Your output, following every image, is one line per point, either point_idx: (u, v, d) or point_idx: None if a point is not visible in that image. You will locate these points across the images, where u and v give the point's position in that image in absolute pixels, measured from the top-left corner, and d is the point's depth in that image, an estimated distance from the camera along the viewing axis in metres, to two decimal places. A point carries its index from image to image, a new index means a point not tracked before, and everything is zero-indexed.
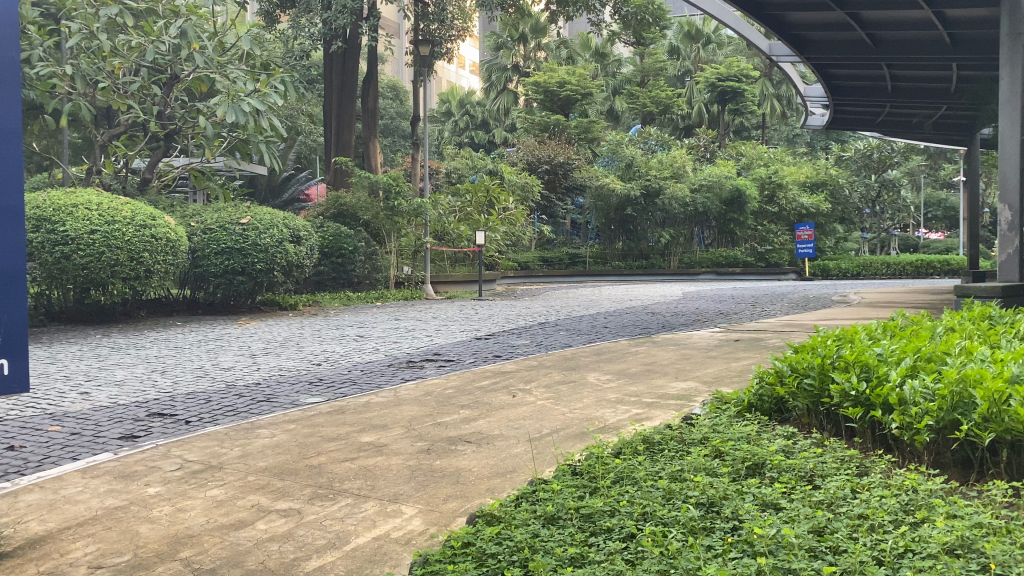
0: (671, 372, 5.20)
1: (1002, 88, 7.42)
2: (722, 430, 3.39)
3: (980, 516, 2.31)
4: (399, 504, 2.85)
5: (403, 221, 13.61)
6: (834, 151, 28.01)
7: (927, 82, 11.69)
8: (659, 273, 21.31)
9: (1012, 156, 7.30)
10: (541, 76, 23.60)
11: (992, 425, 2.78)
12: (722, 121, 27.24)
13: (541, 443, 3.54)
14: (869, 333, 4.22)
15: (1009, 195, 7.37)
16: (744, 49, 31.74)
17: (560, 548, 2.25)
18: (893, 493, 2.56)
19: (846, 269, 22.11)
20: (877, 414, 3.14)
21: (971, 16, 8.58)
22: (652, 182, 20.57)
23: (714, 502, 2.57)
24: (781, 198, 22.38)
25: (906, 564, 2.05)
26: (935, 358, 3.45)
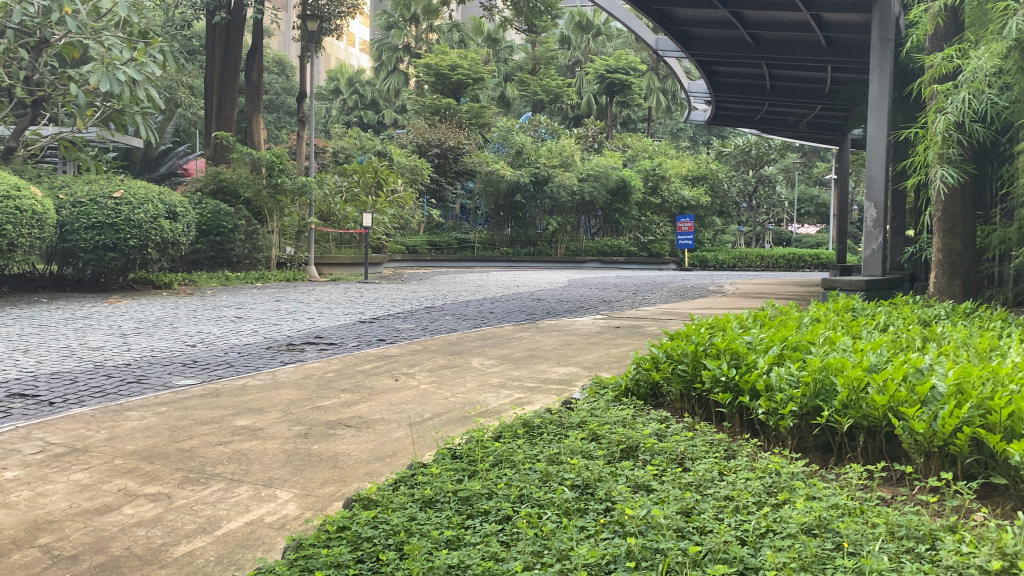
0: (554, 357, 5.28)
1: (872, 91, 7.76)
2: (598, 413, 3.46)
3: (837, 497, 2.44)
4: (273, 488, 2.80)
5: (287, 200, 13.37)
6: (715, 146, 28.92)
7: (805, 82, 12.15)
8: (547, 260, 21.59)
9: (879, 156, 7.62)
10: (433, 58, 23.44)
11: (850, 412, 2.93)
12: (610, 112, 27.74)
13: (422, 427, 3.54)
14: (740, 322, 4.38)
15: (875, 192, 7.68)
16: (632, 43, 32.34)
17: (435, 530, 2.25)
18: (757, 476, 2.67)
19: (723, 261, 22.87)
20: (746, 400, 3.28)
21: (847, 20, 8.92)
22: (541, 171, 20.77)
23: (588, 484, 2.63)
24: (663, 190, 22.97)
25: (766, 543, 2.15)
26: (800, 347, 3.61)
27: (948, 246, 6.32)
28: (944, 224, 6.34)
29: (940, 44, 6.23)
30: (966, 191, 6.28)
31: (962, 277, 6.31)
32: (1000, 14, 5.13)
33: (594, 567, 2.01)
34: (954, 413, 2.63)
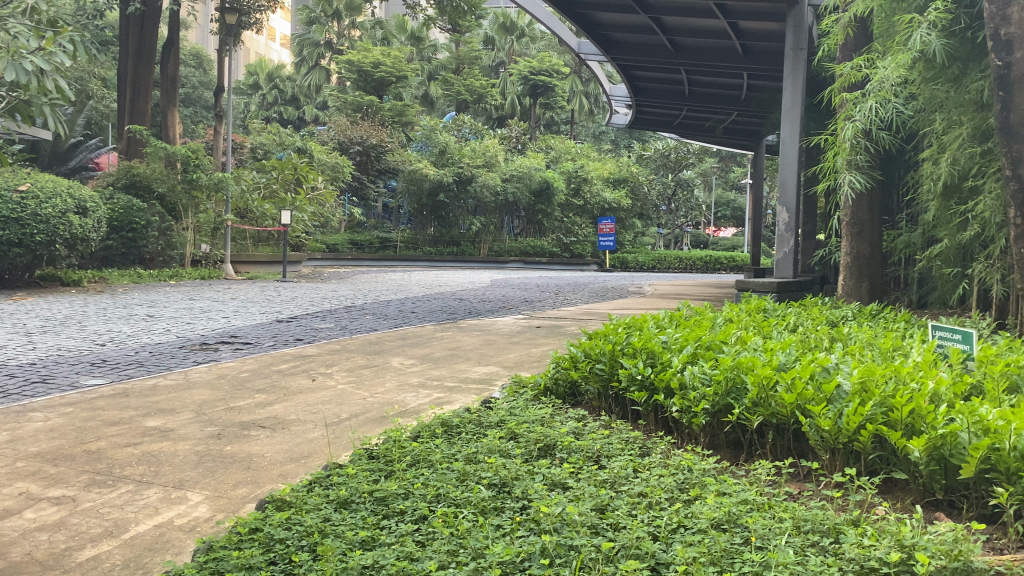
0: (474, 356, 5.29)
1: (785, 98, 7.97)
2: (517, 413, 3.47)
3: (746, 493, 2.50)
4: (184, 491, 2.74)
5: (202, 197, 13.03)
6: (636, 150, 29.32)
7: (721, 87, 12.41)
8: (469, 260, 21.61)
9: (791, 161, 7.82)
10: (355, 54, 23.19)
11: (760, 409, 3.01)
12: (533, 114, 27.91)
13: (338, 427, 3.51)
14: (657, 322, 4.46)
15: (787, 196, 7.89)
16: (556, 45, 32.55)
17: (350, 531, 2.23)
18: (671, 472, 2.72)
19: (643, 262, 23.22)
20: (660, 398, 3.34)
21: (763, 29, 9.13)
22: (465, 171, 20.76)
23: (505, 483, 2.64)
24: (585, 191, 23.21)
25: (678, 538, 2.19)
26: (713, 346, 3.69)
27: (856, 249, 6.53)
28: (852, 228, 6.55)
29: (850, 53, 6.49)
30: (874, 197, 6.49)
31: (870, 280, 6.53)
32: (905, 25, 5.30)
33: (509, 564, 2.02)
34: (857, 410, 2.72)
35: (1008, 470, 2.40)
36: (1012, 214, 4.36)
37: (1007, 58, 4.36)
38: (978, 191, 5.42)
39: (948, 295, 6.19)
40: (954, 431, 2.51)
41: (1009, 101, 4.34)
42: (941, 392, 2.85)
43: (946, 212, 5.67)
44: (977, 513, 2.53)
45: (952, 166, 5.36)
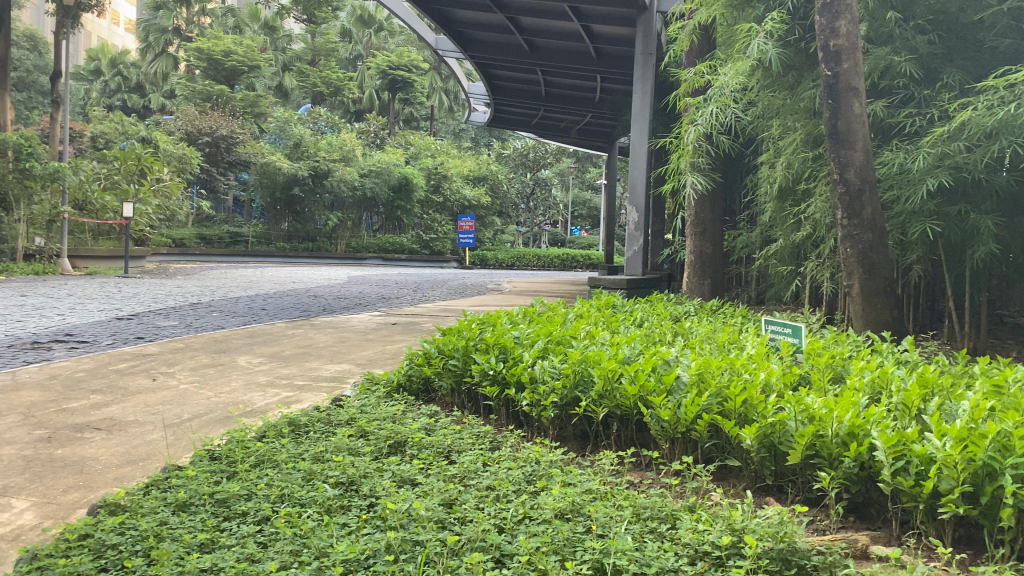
0: (327, 354, 5.21)
1: (635, 101, 8.20)
2: (369, 410, 3.45)
3: (590, 483, 2.58)
4: (7, 498, 2.59)
5: (36, 186, 12.22)
6: (494, 148, 29.52)
7: (575, 90, 12.66)
8: (326, 256, 21.27)
9: (641, 162, 8.06)
10: (204, 42, 22.17)
11: (605, 401, 3.11)
12: (392, 109, 27.66)
13: (178, 429, 3.38)
14: (510, 318, 4.51)
15: (637, 196, 8.12)
16: (414, 41, 32.36)
17: (188, 534, 2.17)
18: (519, 465, 2.77)
19: (502, 259, 23.50)
20: (511, 392, 3.39)
21: (615, 33, 9.35)
22: (321, 164, 20.36)
23: (353, 481, 2.61)
24: (445, 188, 23.27)
25: (523, 529, 2.23)
26: (563, 341, 3.77)
27: (700, 248, 6.82)
28: (696, 227, 6.84)
29: (694, 60, 6.79)
30: (715, 198, 6.78)
31: (712, 277, 6.84)
32: (745, 33, 5.51)
33: (354, 562, 2.00)
34: (695, 401, 2.84)
35: (830, 454, 2.55)
36: (840, 216, 4.64)
37: (835, 68, 4.63)
38: (810, 194, 5.74)
39: (783, 292, 6.56)
40: (783, 419, 2.66)
41: (838, 109, 4.61)
42: (772, 382, 3.02)
43: (781, 213, 5.98)
44: (802, 497, 2.69)
45: (787, 170, 5.66)
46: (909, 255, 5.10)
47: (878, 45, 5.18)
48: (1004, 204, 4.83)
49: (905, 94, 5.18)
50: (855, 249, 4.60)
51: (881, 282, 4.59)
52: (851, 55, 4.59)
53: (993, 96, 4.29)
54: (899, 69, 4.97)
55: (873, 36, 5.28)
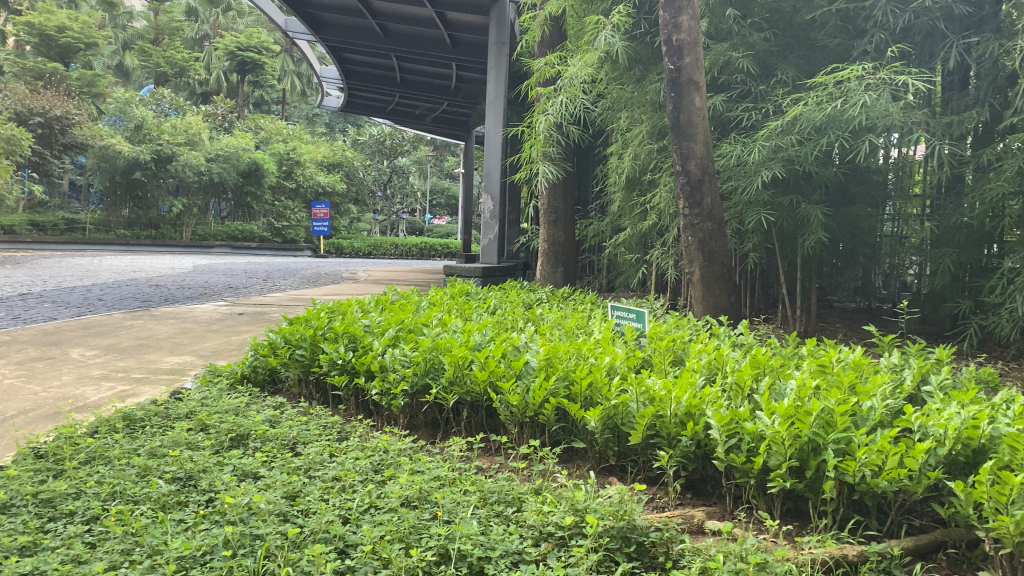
0: (167, 345, 5.01)
1: (489, 89, 8.22)
2: (211, 403, 3.33)
3: (439, 470, 2.58)
4: None
5: None
6: (350, 135, 29.03)
7: (431, 77, 12.58)
8: (171, 244, 20.46)
9: (495, 150, 8.08)
10: (35, 16, 20.72)
11: (456, 388, 3.11)
12: (241, 91, 26.78)
13: (1, 427, 3.17)
14: (361, 306, 4.45)
15: (492, 184, 8.13)
16: (264, 23, 31.41)
17: (6, 538, 2.04)
18: (366, 455, 2.74)
19: (358, 247, 23.32)
20: (360, 381, 3.34)
21: (469, 21, 9.34)
22: (165, 148, 19.51)
23: (191, 476, 2.53)
24: (298, 174, 22.80)
25: (367, 519, 2.21)
26: (415, 329, 3.75)
27: (553, 237, 6.93)
28: (548, 217, 6.93)
29: (545, 50, 6.85)
30: (567, 187, 6.89)
31: (564, 265, 6.98)
32: (592, 25, 5.60)
33: (189, 559, 1.94)
34: (543, 385, 2.88)
35: (669, 433, 2.65)
36: (682, 206, 4.81)
37: (678, 62, 4.78)
38: (655, 185, 5.93)
39: (631, 279, 6.76)
40: (625, 401, 2.73)
41: (680, 102, 4.77)
42: (616, 365, 3.10)
43: (629, 203, 6.16)
44: (643, 476, 2.78)
45: (634, 160, 5.84)
46: (747, 243, 5.35)
47: (718, 41, 5.38)
48: (832, 195, 5.13)
49: (743, 89, 5.41)
50: (695, 237, 4.78)
51: (719, 269, 4.78)
52: (693, 50, 4.74)
53: (822, 91, 4.54)
54: (736, 64, 5.17)
55: (714, 33, 5.48)
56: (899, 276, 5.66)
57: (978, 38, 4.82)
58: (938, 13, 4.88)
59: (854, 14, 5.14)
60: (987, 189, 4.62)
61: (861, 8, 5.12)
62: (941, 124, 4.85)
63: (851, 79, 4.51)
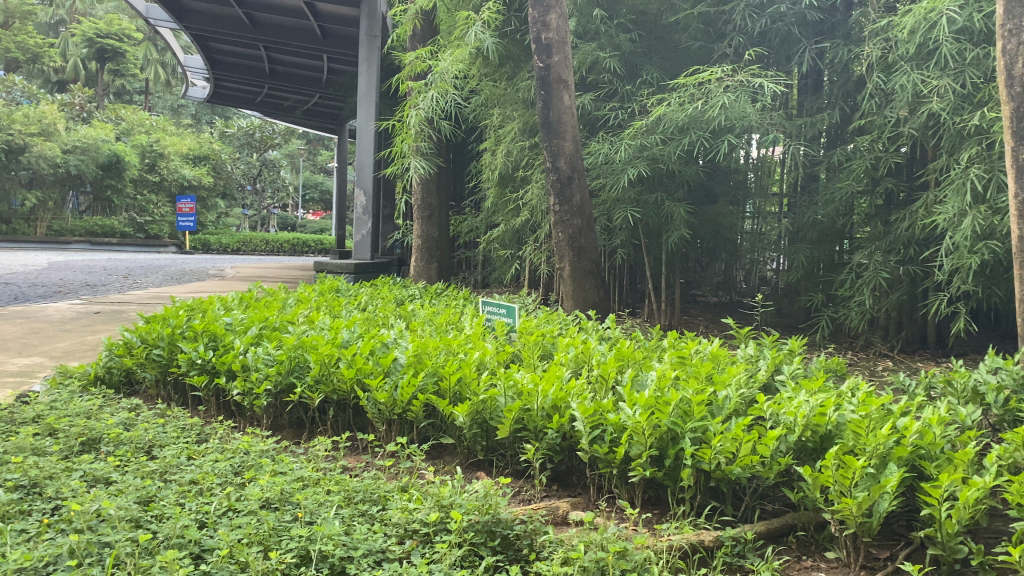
0: (15, 347, 4.74)
1: (360, 83, 8.10)
2: (60, 406, 3.17)
3: (302, 470, 2.53)
4: None
5: None
6: (218, 127, 28.16)
7: (302, 69, 12.34)
8: (23, 239, 19.34)
9: (367, 144, 7.98)
10: None
11: (322, 387, 3.06)
12: (100, 80, 25.55)
13: None
14: (224, 304, 4.33)
15: (364, 179, 8.03)
16: (125, 9, 30.05)
17: None
18: (226, 457, 2.66)
19: (226, 243, 22.65)
20: (221, 381, 3.25)
21: (340, 13, 9.20)
22: (17, 139, 18.41)
23: (36, 484, 2.40)
24: (162, 167, 21.89)
25: (225, 522, 2.14)
26: (279, 326, 3.67)
27: (426, 233, 6.90)
28: (422, 212, 6.89)
29: (417, 45, 6.81)
30: (439, 182, 6.86)
31: (438, 261, 6.97)
32: (463, 20, 5.59)
33: (29, 571, 1.84)
34: (410, 382, 2.86)
35: (536, 426, 2.67)
36: (552, 202, 4.87)
37: (547, 60, 4.81)
38: (527, 181, 5.99)
39: (504, 275, 6.81)
40: (493, 396, 2.74)
41: (549, 100, 4.81)
42: (485, 360, 3.11)
43: (502, 199, 6.20)
44: (509, 469, 2.81)
45: (506, 157, 5.89)
46: (615, 239, 5.47)
47: (585, 41, 5.38)
48: (695, 193, 5.28)
49: (609, 89, 5.49)
50: (565, 233, 4.85)
51: (588, 265, 4.87)
52: (561, 49, 4.79)
53: (684, 92, 4.68)
54: (603, 64, 5.26)
55: (581, 32, 5.46)
56: (758, 271, 5.90)
57: (829, 43, 5.09)
58: (793, 18, 5.11)
59: (715, 17, 5.33)
60: (838, 188, 4.87)
61: (722, 12, 5.31)
62: (796, 126, 5.08)
63: (711, 81, 4.67)
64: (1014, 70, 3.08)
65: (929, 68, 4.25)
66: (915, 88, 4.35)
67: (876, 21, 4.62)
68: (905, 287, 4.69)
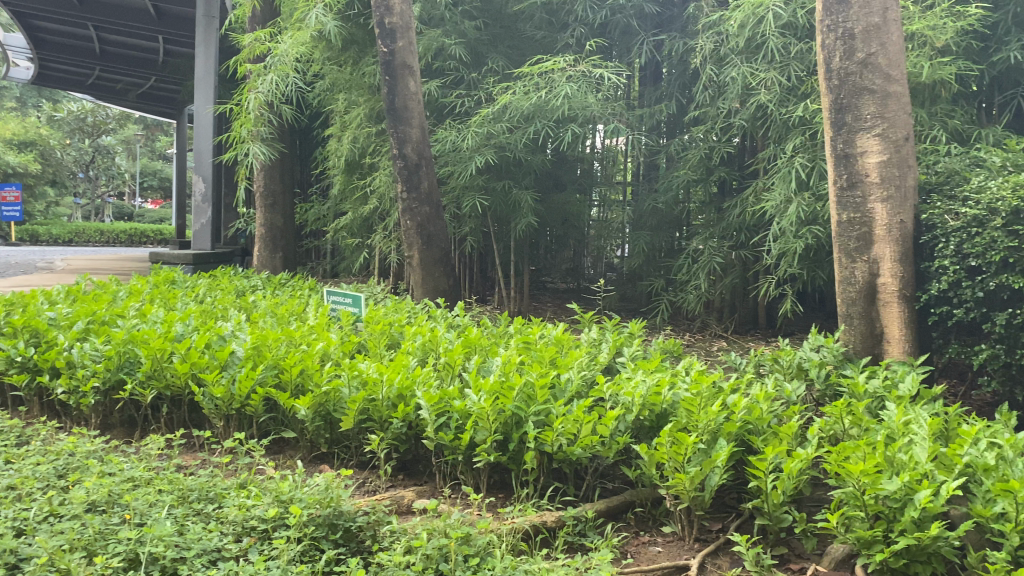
0: None
1: (198, 65, 7.79)
2: None
3: (133, 470, 2.42)
4: None
5: None
6: (44, 110, 26.32)
7: (134, 50, 11.74)
8: None
9: (206, 130, 7.69)
10: None
11: (155, 383, 2.93)
12: None
13: None
14: (49, 298, 4.08)
15: (204, 167, 7.74)
16: None
17: None
18: (49, 459, 2.51)
19: (57, 235, 21.35)
20: (43, 379, 3.06)
21: None
22: None
23: None
24: None
25: (46, 529, 2.02)
26: (108, 321, 3.49)
27: (270, 221, 6.71)
28: (265, 200, 6.69)
29: (256, 26, 6.59)
30: (283, 169, 6.68)
31: (282, 250, 6.80)
32: (303, 2, 5.43)
33: None
34: (249, 375, 2.77)
35: (381, 417, 2.64)
36: (399, 189, 4.83)
37: (391, 45, 4.72)
38: (375, 168, 5.91)
39: (352, 264, 6.71)
40: (336, 387, 2.70)
41: (394, 85, 4.75)
42: (329, 351, 3.06)
43: (349, 186, 6.09)
44: (354, 461, 2.77)
45: (352, 144, 5.81)
46: (464, 227, 5.48)
47: (430, 27, 5.34)
48: (541, 181, 5.34)
49: (456, 76, 5.47)
50: (413, 221, 4.82)
51: (437, 252, 4.86)
52: (405, 34, 4.72)
53: (528, 81, 4.73)
54: (449, 51, 5.23)
55: (426, 18, 5.42)
56: (603, 258, 6.04)
57: (666, 35, 5.26)
58: (631, 11, 5.27)
59: (557, 8, 5.42)
60: (676, 176, 5.05)
61: (563, 2, 5.40)
62: (636, 116, 5.23)
63: (555, 71, 4.75)
64: (831, 64, 3.25)
65: (758, 62, 4.45)
66: (745, 81, 4.54)
67: (710, 15, 4.78)
68: (738, 271, 4.94)
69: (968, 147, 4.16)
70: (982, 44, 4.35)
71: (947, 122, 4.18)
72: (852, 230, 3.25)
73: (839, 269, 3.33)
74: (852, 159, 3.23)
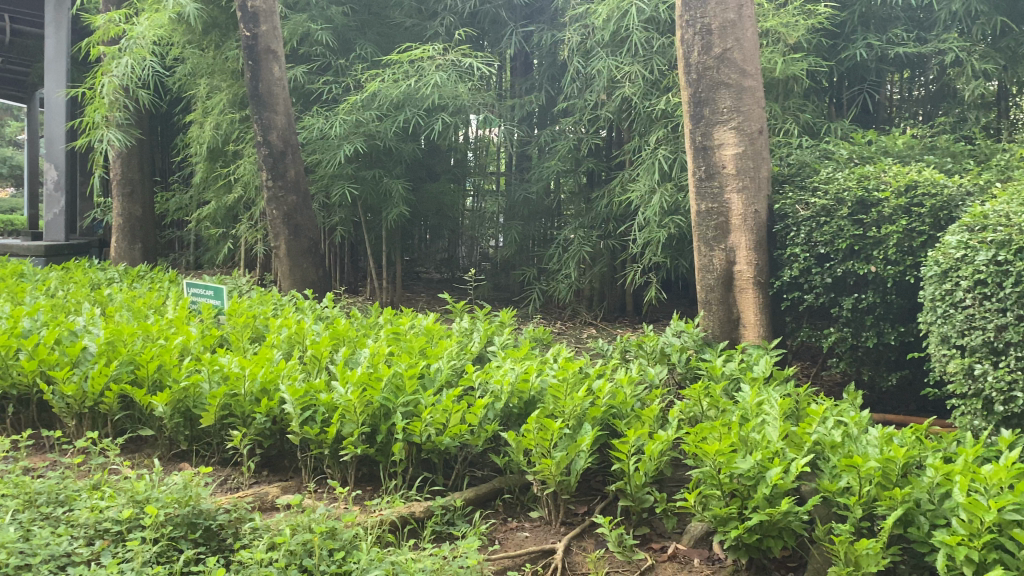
0: None
1: (47, 46, 7.39)
2: None
3: None
4: None
5: None
6: None
7: None
8: None
9: (58, 115, 7.31)
10: None
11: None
12: None
13: None
14: None
15: (56, 154, 7.36)
16: None
17: None
18: None
19: None
20: None
21: None
22: None
23: None
24: None
25: None
26: None
27: (128, 211, 6.45)
28: (123, 188, 6.42)
29: (110, 7, 6.29)
30: (142, 157, 6.42)
31: (142, 241, 6.53)
32: None
33: None
34: (102, 371, 2.66)
35: (243, 412, 2.57)
36: (264, 177, 4.72)
37: (254, 29, 4.58)
38: (240, 156, 5.74)
39: (217, 256, 6.52)
40: (196, 381, 2.62)
41: (257, 71, 4.62)
42: (189, 345, 2.96)
43: (212, 174, 5.89)
44: (216, 458, 2.69)
45: (215, 130, 5.64)
46: (333, 217, 5.40)
47: (295, 12, 5.23)
48: (413, 170, 5.31)
49: (323, 63, 5.36)
50: (280, 210, 4.72)
51: (305, 243, 4.78)
52: (269, 19, 4.60)
53: (398, 69, 4.72)
54: (315, 37, 5.12)
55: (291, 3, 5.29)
56: (474, 248, 6.07)
57: (535, 27, 5.35)
58: (500, 2, 5.38)
59: None
60: (546, 167, 5.13)
61: None
62: (506, 107, 5.28)
63: (424, 59, 4.77)
64: (690, 58, 3.34)
65: (622, 55, 4.55)
66: (610, 74, 4.64)
67: (576, 8, 4.84)
68: (606, 260, 5.05)
69: (818, 140, 4.37)
70: (831, 41, 4.58)
71: (799, 116, 4.39)
72: (710, 219, 3.36)
73: (698, 258, 3.44)
74: (710, 150, 3.33)
